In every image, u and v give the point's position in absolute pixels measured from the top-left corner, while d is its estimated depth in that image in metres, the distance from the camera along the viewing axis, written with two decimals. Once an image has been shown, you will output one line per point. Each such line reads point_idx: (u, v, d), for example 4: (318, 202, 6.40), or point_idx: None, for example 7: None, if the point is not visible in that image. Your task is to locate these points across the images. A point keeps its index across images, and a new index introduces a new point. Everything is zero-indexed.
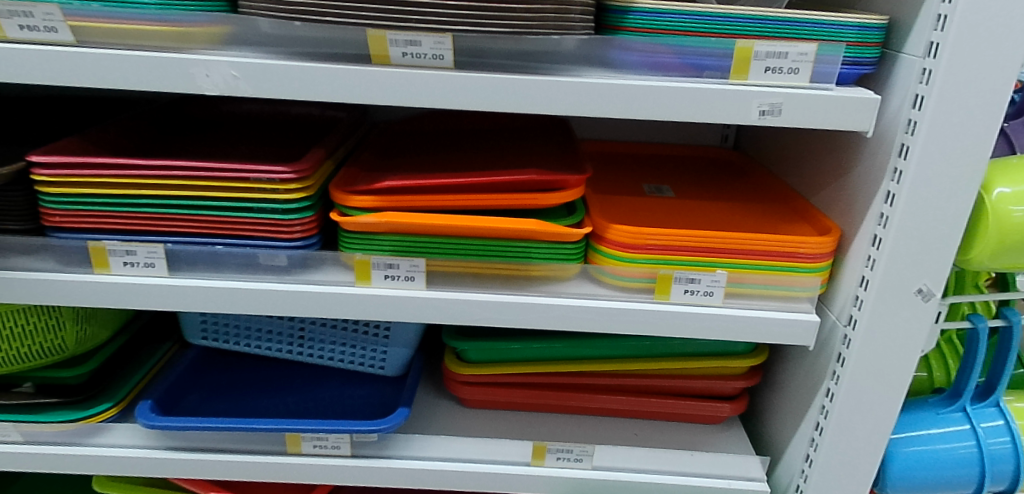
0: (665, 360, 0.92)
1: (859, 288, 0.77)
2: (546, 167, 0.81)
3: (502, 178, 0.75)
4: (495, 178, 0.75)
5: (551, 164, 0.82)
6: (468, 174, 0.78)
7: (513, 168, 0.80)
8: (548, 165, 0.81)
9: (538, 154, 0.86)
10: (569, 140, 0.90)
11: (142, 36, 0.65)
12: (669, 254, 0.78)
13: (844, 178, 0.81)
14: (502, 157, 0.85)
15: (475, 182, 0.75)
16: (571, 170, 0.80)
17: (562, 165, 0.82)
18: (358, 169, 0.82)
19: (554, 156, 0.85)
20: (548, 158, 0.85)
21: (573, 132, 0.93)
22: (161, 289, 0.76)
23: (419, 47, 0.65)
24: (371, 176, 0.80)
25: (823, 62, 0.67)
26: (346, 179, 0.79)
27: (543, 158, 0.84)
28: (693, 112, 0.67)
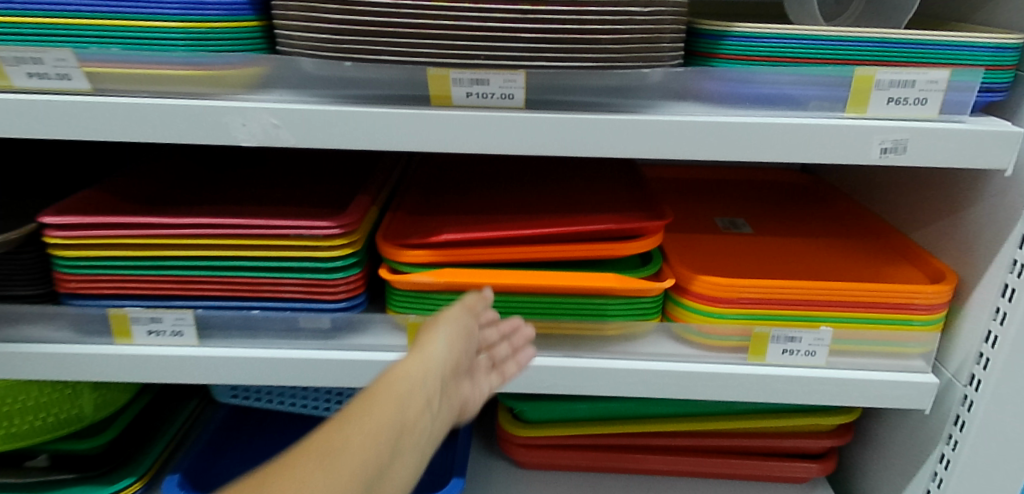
0: (751, 419, 0.82)
1: (984, 345, 0.67)
2: (619, 212, 0.71)
3: (574, 228, 0.66)
4: (566, 228, 0.66)
5: (624, 208, 0.73)
6: (533, 221, 0.69)
7: (585, 215, 0.70)
8: (622, 209, 0.72)
9: (605, 193, 0.77)
10: (636, 177, 0.81)
11: (169, 82, 0.56)
12: (764, 308, 0.69)
13: (956, 215, 0.71)
14: (565, 196, 0.76)
15: (544, 232, 0.66)
16: (648, 214, 0.71)
17: (635, 210, 0.72)
18: (403, 215, 0.74)
19: (623, 196, 0.76)
20: (618, 200, 0.75)
21: (637, 166, 0.83)
22: (191, 361, 0.67)
23: (486, 86, 0.56)
24: (416, 226, 0.71)
25: (955, 90, 0.57)
26: (392, 231, 0.70)
27: (614, 200, 0.75)
28: (803, 152, 0.58)
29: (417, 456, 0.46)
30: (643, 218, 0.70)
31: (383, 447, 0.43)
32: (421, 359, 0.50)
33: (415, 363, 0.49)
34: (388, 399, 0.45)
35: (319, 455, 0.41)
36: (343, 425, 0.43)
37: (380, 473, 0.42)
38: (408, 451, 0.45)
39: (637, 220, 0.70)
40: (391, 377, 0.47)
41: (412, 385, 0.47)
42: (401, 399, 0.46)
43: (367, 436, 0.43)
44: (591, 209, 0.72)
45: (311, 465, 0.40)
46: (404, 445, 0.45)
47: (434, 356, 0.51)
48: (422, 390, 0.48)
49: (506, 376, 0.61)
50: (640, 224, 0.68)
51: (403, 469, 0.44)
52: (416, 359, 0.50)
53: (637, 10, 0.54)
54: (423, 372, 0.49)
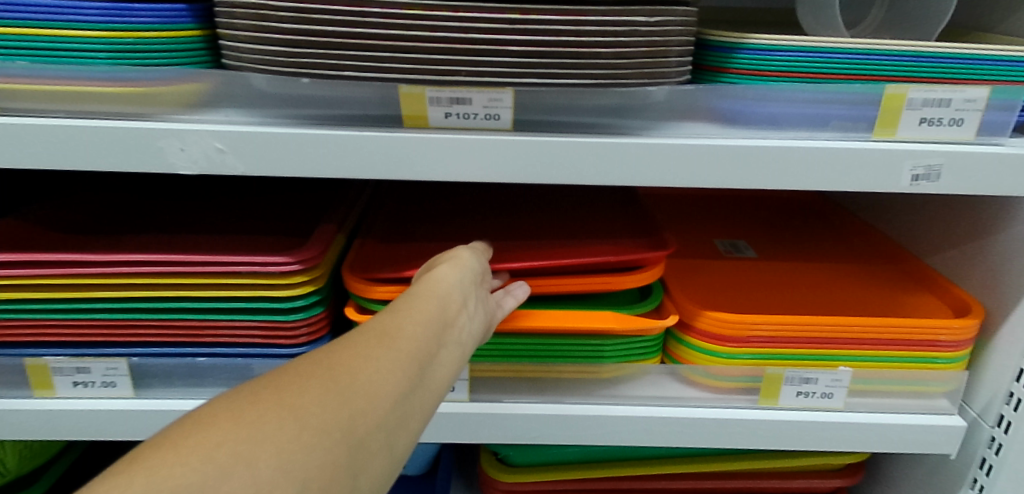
0: (757, 460, 0.75)
1: (1015, 383, 0.62)
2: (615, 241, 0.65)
3: (568, 261, 0.59)
4: (559, 261, 0.59)
5: (622, 237, 0.66)
6: (520, 254, 0.61)
7: (578, 246, 0.63)
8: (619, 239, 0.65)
9: (599, 221, 0.70)
10: (632, 203, 0.74)
11: (87, 99, 0.47)
12: (777, 346, 0.62)
13: (979, 242, 0.66)
14: (556, 224, 0.69)
15: (534, 266, 0.58)
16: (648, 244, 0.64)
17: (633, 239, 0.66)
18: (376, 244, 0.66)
19: (619, 225, 0.69)
20: (614, 228, 0.68)
21: (632, 192, 0.76)
22: (126, 416, 0.59)
23: (468, 106, 0.48)
24: (388, 256, 0.63)
25: (995, 110, 0.51)
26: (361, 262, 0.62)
27: (610, 228, 0.68)
28: (826, 179, 0.51)
29: (462, 352, 0.43)
30: (642, 247, 0.63)
31: (432, 333, 0.40)
32: (452, 268, 0.47)
33: (448, 271, 0.47)
34: (428, 296, 0.43)
35: (379, 335, 0.37)
36: (392, 314, 0.40)
37: (434, 356, 0.39)
38: (453, 345, 0.42)
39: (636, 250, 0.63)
40: (424, 284, 0.44)
41: (449, 286, 0.45)
42: (441, 297, 0.43)
43: (416, 321, 0.40)
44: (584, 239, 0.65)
45: (374, 341, 0.36)
46: (448, 336, 0.42)
47: (463, 265, 0.48)
48: (459, 291, 0.45)
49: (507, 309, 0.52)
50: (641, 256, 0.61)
51: (453, 361, 0.41)
52: (446, 269, 0.47)
53: (642, 20, 0.47)
54: (456, 275, 0.46)
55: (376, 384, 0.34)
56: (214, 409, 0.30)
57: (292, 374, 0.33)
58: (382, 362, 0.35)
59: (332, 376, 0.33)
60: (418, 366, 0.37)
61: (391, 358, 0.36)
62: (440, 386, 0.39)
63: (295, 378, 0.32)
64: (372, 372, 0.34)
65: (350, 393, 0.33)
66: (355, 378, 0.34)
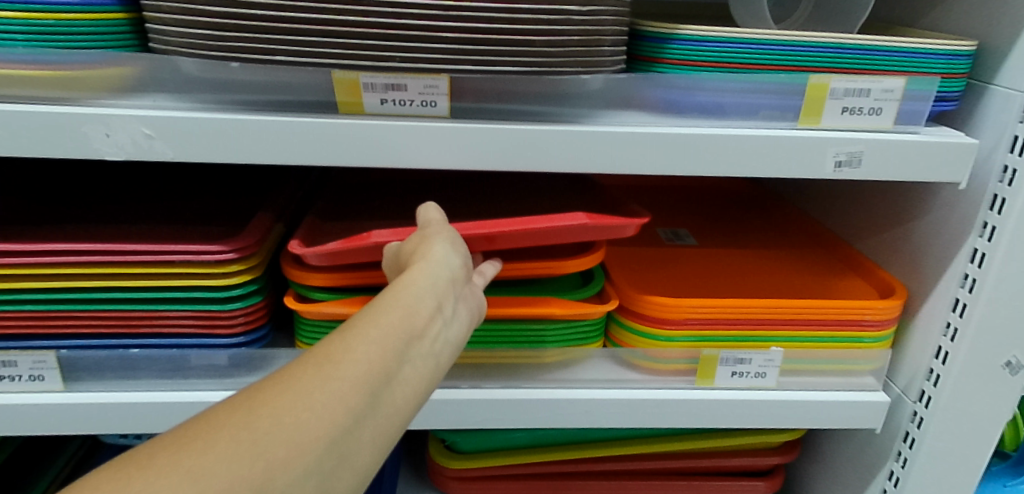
0: (698, 440, 0.78)
1: (935, 361, 0.65)
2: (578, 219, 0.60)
3: (537, 225, 0.52)
4: (527, 225, 0.52)
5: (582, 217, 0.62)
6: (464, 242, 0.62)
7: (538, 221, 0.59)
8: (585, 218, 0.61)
9: (542, 206, 0.70)
10: (577, 192, 0.74)
11: (4, 83, 0.46)
12: (713, 329, 0.64)
13: (903, 227, 0.69)
14: (497, 210, 0.69)
15: (499, 231, 0.52)
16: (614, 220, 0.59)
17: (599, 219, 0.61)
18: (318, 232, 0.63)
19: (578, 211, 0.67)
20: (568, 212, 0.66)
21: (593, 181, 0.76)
22: (55, 411, 0.57)
23: (404, 92, 0.48)
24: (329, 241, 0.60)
25: (911, 99, 0.54)
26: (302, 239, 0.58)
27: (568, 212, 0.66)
28: (755, 165, 0.53)
29: (435, 364, 0.37)
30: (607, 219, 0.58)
31: (390, 352, 0.35)
32: (426, 264, 0.41)
33: (421, 270, 0.40)
34: (393, 304, 0.37)
35: (319, 362, 0.33)
36: (345, 332, 0.35)
37: (390, 378, 0.34)
38: (423, 359, 0.37)
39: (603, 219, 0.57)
40: (391, 288, 0.38)
41: (421, 289, 0.39)
42: (408, 306, 0.37)
43: (370, 341, 0.34)
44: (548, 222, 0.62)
45: (311, 372, 0.33)
46: (416, 351, 0.36)
47: (439, 261, 0.41)
48: (431, 295, 0.39)
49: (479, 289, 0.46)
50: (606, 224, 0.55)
51: (419, 377, 0.36)
52: (417, 268, 0.40)
53: (575, 9, 0.47)
54: (431, 275, 0.40)
55: (305, 426, 0.31)
56: (110, 473, 0.27)
57: (203, 425, 0.30)
58: (316, 400, 0.31)
59: (249, 423, 0.30)
60: (363, 397, 0.33)
61: (327, 391, 0.32)
62: (398, 410, 0.35)
63: (210, 426, 0.30)
64: (299, 415, 0.31)
65: (266, 446, 0.29)
66: (276, 425, 0.30)
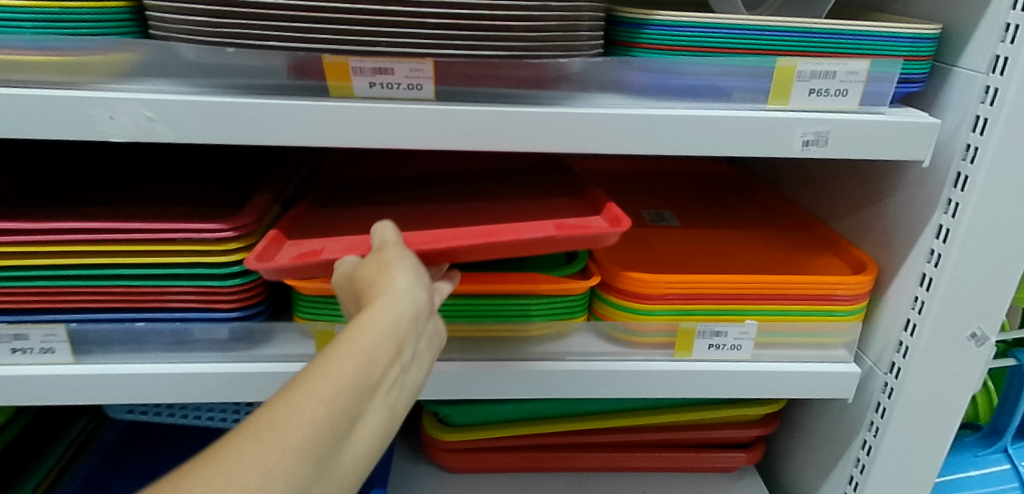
0: (680, 412, 0.81)
1: (904, 333, 0.68)
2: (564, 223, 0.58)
3: (500, 240, 0.51)
4: (491, 240, 0.51)
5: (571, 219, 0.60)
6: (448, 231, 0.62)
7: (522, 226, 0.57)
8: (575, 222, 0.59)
9: (527, 198, 0.70)
10: (565, 187, 0.73)
11: (15, 68, 0.49)
12: (691, 303, 0.67)
13: (875, 206, 0.71)
14: (482, 201, 0.69)
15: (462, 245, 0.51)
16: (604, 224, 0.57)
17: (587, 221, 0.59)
18: (295, 231, 0.63)
19: (566, 208, 0.65)
20: (556, 210, 0.64)
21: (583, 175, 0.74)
22: (66, 381, 0.61)
23: (391, 76, 0.51)
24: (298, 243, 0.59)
25: (875, 81, 0.57)
26: (267, 241, 0.57)
27: (556, 211, 0.64)
28: (726, 144, 0.56)
29: (387, 415, 0.37)
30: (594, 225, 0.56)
31: (341, 413, 0.34)
32: (390, 301, 0.39)
33: (385, 309, 0.38)
34: (351, 354, 0.36)
35: (264, 428, 0.32)
36: (292, 393, 0.34)
37: (340, 441, 0.34)
38: (376, 411, 0.36)
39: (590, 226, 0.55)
40: (351, 330, 0.37)
41: (382, 336, 0.37)
42: (366, 358, 0.36)
43: (320, 403, 0.33)
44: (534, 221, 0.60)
45: (255, 441, 0.32)
46: (369, 404, 0.36)
47: (404, 295, 0.40)
48: (392, 339, 0.37)
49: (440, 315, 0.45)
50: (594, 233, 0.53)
51: (370, 431, 0.36)
52: (380, 304, 0.39)
53: None
54: (394, 317, 0.38)
55: None
56: None
57: None
58: (258, 474, 0.31)
59: None
60: (313, 463, 0.32)
61: (271, 463, 0.31)
62: (351, 466, 0.35)
63: None
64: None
65: None
66: None
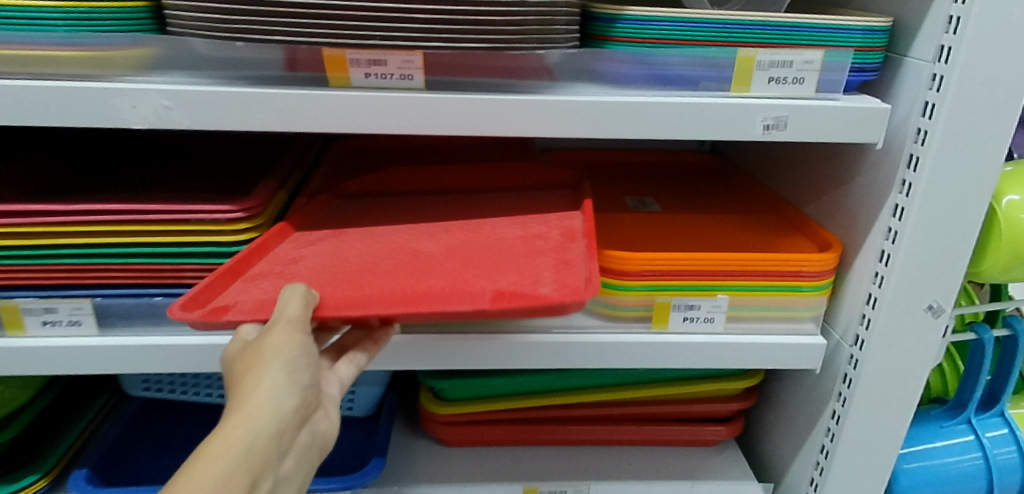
0: (662, 387, 0.86)
1: (866, 307, 0.73)
2: (524, 280, 0.57)
3: (421, 309, 0.52)
4: (410, 309, 0.52)
5: (542, 273, 0.58)
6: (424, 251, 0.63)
7: (471, 283, 0.57)
8: (542, 278, 0.57)
9: (517, 232, 0.68)
10: (559, 216, 0.72)
11: (49, 63, 0.54)
12: (666, 279, 0.72)
13: (840, 189, 0.76)
14: (468, 231, 0.68)
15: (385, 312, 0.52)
16: (569, 286, 0.55)
17: (555, 275, 0.57)
18: (256, 264, 0.62)
19: (552, 250, 0.63)
20: (537, 252, 0.63)
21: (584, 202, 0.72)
22: (91, 351, 0.66)
23: (384, 67, 0.56)
24: (252, 284, 0.58)
25: (829, 70, 0.62)
26: (211, 281, 0.57)
27: (537, 254, 0.62)
28: (692, 128, 0.61)
29: None
30: (550, 290, 0.54)
31: None
32: (249, 417, 0.42)
33: (241, 428, 0.41)
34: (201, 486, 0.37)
35: None
36: None
37: None
38: None
39: (535, 294, 0.54)
40: (202, 462, 0.39)
41: (234, 463, 0.39)
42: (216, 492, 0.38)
43: None
44: (497, 269, 0.59)
45: None
46: None
47: (266, 409, 0.43)
48: (247, 465, 0.40)
49: (321, 417, 0.48)
50: (534, 305, 0.52)
51: None
52: (237, 426, 0.41)
53: None
54: (250, 439, 0.41)
55: None
56: None
57: None
58: None
59: None
60: None
61: None
62: None
63: None
64: None
65: None
66: None
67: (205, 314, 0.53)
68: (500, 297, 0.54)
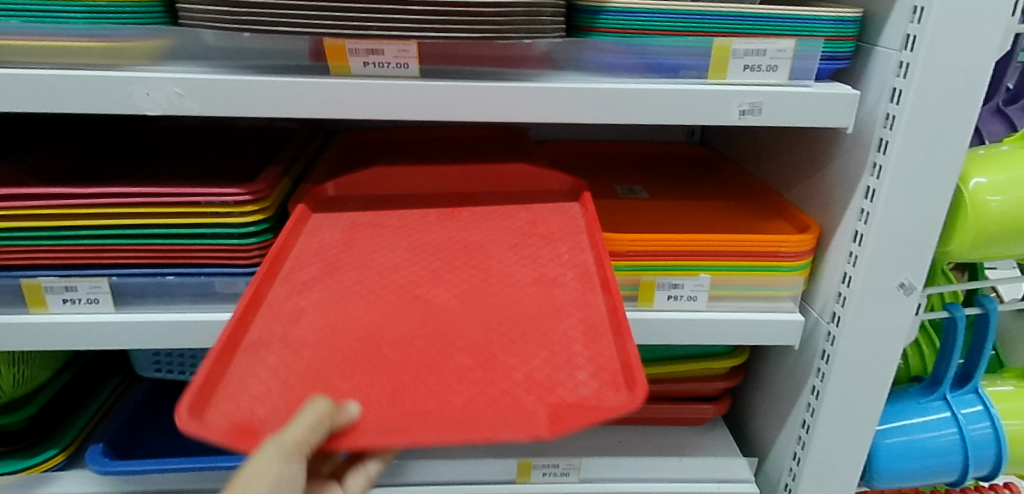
0: (649, 366, 0.90)
1: (841, 285, 0.76)
2: (556, 360, 0.53)
3: (478, 438, 0.45)
4: (466, 436, 0.45)
5: (572, 347, 0.54)
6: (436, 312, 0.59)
7: (503, 365, 0.53)
8: (576, 356, 0.53)
9: (532, 279, 0.64)
10: (571, 250, 0.68)
11: (71, 53, 0.59)
12: (652, 260, 0.75)
13: (819, 174, 0.80)
14: (481, 275, 0.64)
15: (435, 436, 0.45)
16: (606, 369, 0.52)
17: (589, 350, 0.54)
18: (254, 325, 0.57)
19: (574, 308, 0.59)
20: (560, 313, 0.58)
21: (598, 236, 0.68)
22: (108, 327, 0.70)
23: (382, 56, 0.60)
24: (255, 359, 0.53)
25: (801, 59, 0.66)
26: (211, 364, 0.50)
27: (561, 315, 0.58)
28: (671, 114, 0.65)
29: None
30: (595, 379, 0.51)
31: None
32: None
33: None
34: None
35: None
36: None
37: None
38: None
39: (573, 386, 0.50)
40: None
41: None
42: None
43: None
44: (523, 343, 0.55)
45: None
46: None
47: None
48: None
49: None
50: (576, 402, 0.49)
51: None
52: None
53: None
54: None
55: None
56: None
57: None
58: None
59: None
60: None
61: None
62: None
63: None
64: None
65: None
66: None
67: (222, 429, 0.46)
68: (536, 390, 0.50)
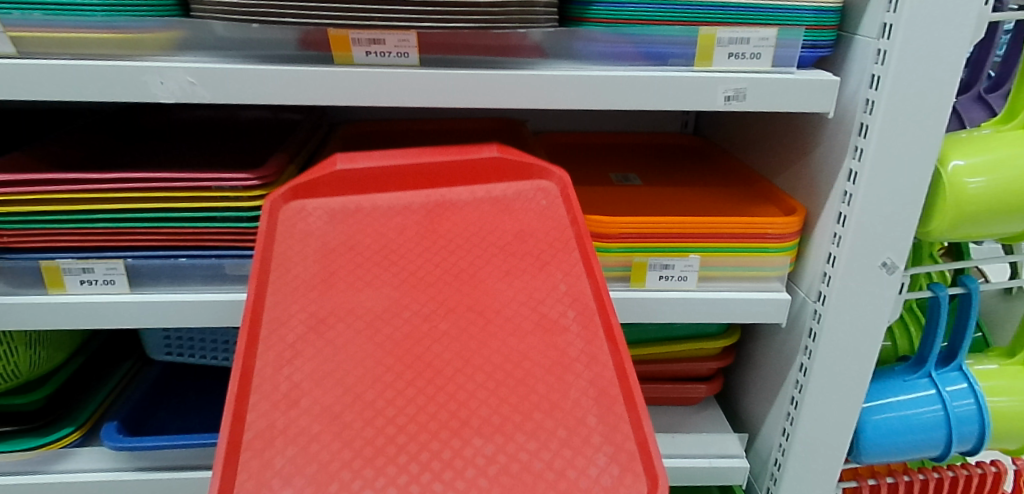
0: (642, 347, 0.93)
1: (827, 265, 0.79)
2: (572, 439, 0.54)
3: None
4: None
5: (586, 419, 0.55)
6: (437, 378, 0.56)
7: (522, 453, 0.53)
8: (591, 432, 0.54)
9: (533, 322, 0.59)
10: (568, 277, 0.62)
11: (90, 44, 0.62)
12: (644, 241, 0.78)
13: (805, 159, 0.83)
14: (478, 317, 0.59)
15: None
16: (622, 448, 0.54)
17: (603, 423, 0.55)
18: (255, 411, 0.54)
19: (580, 365, 0.57)
20: (567, 374, 0.57)
21: (596, 264, 0.62)
22: (123, 307, 0.73)
23: (383, 45, 0.63)
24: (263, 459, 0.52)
25: (783, 47, 0.69)
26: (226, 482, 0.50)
27: (568, 376, 0.57)
28: (660, 99, 0.68)
29: None
30: (612, 463, 0.53)
31: None
32: None
33: None
34: None
35: None
36: None
37: None
38: None
39: (593, 474, 0.52)
40: None
41: None
42: None
43: None
44: (536, 420, 0.54)
45: None
46: None
47: None
48: None
49: None
50: None
51: None
52: None
53: None
54: None
55: None
56: None
57: None
58: None
59: None
60: None
61: None
62: None
63: None
64: None
65: None
66: None
67: None
68: (559, 483, 0.51)
